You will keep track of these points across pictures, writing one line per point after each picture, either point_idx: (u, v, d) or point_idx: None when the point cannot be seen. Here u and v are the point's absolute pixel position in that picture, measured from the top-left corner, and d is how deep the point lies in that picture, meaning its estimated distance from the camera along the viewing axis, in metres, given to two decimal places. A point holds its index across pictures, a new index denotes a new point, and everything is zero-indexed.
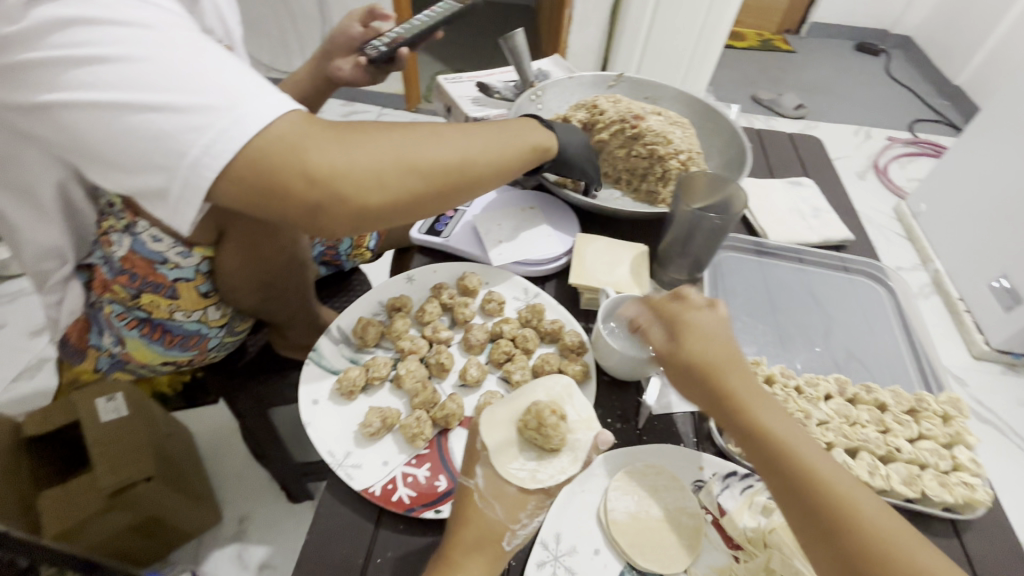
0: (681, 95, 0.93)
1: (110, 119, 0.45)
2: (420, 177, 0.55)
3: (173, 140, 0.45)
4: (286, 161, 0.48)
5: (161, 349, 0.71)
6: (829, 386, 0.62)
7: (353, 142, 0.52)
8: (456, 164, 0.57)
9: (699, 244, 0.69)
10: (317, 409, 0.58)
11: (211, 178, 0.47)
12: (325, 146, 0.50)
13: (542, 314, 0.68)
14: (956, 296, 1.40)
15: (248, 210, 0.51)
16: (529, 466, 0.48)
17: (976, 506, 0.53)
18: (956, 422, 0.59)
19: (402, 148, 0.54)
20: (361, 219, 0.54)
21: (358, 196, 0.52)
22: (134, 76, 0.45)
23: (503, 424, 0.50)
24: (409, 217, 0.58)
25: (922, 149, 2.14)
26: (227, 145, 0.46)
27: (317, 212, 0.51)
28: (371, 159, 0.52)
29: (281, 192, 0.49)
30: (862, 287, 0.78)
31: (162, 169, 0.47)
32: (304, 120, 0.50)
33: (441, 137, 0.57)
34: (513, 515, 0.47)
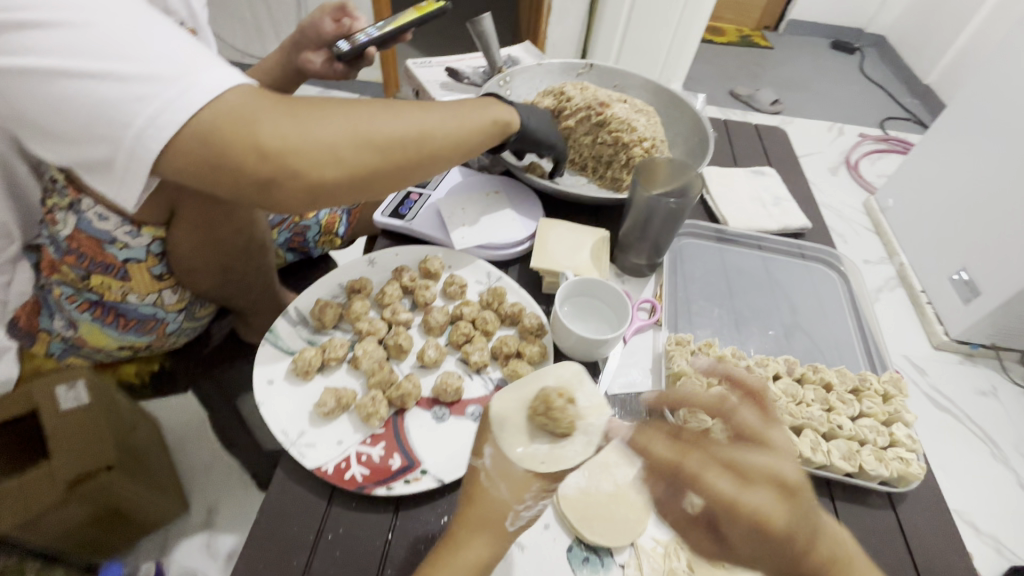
0: (649, 83, 0.94)
1: (51, 87, 0.44)
2: (376, 152, 0.54)
3: (118, 109, 0.44)
4: (235, 132, 0.47)
5: (116, 333, 0.70)
6: (779, 366, 0.63)
7: (307, 115, 0.51)
8: (414, 139, 0.57)
9: (657, 228, 0.70)
10: (272, 390, 0.57)
11: (157, 150, 0.46)
12: (277, 118, 0.49)
13: (503, 297, 0.68)
14: (919, 288, 1.44)
15: (199, 184, 0.49)
16: (543, 449, 0.44)
17: (910, 480, 0.55)
18: (896, 400, 0.61)
19: (358, 122, 0.53)
20: (316, 194, 0.53)
21: (312, 171, 0.51)
22: (76, 42, 0.43)
23: (514, 405, 0.46)
24: (367, 193, 0.57)
25: (892, 146, 2.19)
26: (174, 116, 0.45)
27: (270, 186, 0.50)
28: (326, 133, 0.51)
29: (231, 164, 0.48)
30: (817, 272, 0.80)
31: (106, 140, 0.46)
32: (255, 93, 0.49)
33: (397, 110, 0.56)
34: (518, 496, 0.45)
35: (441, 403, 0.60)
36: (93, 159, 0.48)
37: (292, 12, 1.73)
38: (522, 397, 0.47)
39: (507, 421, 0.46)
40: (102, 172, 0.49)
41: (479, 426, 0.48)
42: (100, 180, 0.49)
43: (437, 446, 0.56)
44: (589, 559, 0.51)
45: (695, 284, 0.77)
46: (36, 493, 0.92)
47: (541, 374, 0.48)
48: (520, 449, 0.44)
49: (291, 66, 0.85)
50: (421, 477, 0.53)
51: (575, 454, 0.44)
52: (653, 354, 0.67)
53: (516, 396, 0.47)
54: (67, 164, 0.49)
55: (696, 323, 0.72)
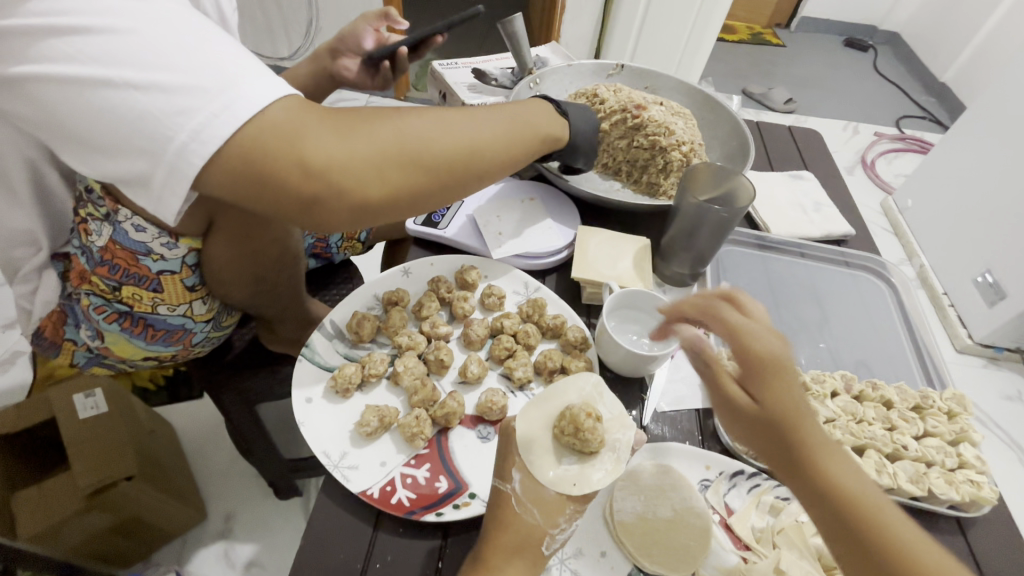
0: (683, 84, 0.91)
1: (90, 96, 0.42)
2: (421, 170, 0.52)
3: (159, 122, 0.42)
4: (280, 149, 0.44)
5: (143, 344, 0.68)
6: (836, 382, 0.61)
7: (351, 130, 0.48)
8: (459, 153, 0.54)
9: (705, 237, 0.68)
10: (312, 409, 0.55)
11: (198, 166, 0.43)
12: (322, 134, 0.46)
13: (544, 309, 0.66)
14: (940, 290, 1.39)
15: (239, 202, 0.47)
16: (572, 471, 0.47)
17: (982, 504, 0.53)
18: (961, 419, 0.58)
19: (403, 136, 0.50)
20: (359, 213, 0.50)
21: (357, 189, 0.48)
22: (121, 51, 0.41)
23: (539, 426, 0.49)
24: (411, 211, 0.55)
25: (909, 145, 2.16)
26: (216, 132, 0.42)
27: (314, 206, 0.48)
28: (372, 149, 0.48)
29: (274, 183, 0.45)
30: (864, 282, 0.77)
31: (144, 154, 0.43)
32: (300, 106, 0.47)
33: (443, 124, 0.54)
34: (552, 519, 0.46)
35: (486, 421, 0.57)
36: (128, 173, 0.45)
37: (303, 12, 1.71)
38: (546, 415, 0.50)
39: (534, 442, 0.49)
40: (138, 188, 0.46)
41: (502, 449, 0.50)
42: (135, 195, 0.47)
43: (484, 469, 0.53)
44: None
45: None
46: (57, 504, 0.89)
47: (564, 391, 0.51)
48: (551, 472, 0.47)
49: (327, 72, 0.81)
50: (470, 502, 0.51)
51: (604, 471, 0.46)
52: None
53: (541, 412, 0.50)
54: (101, 177, 0.47)
55: None
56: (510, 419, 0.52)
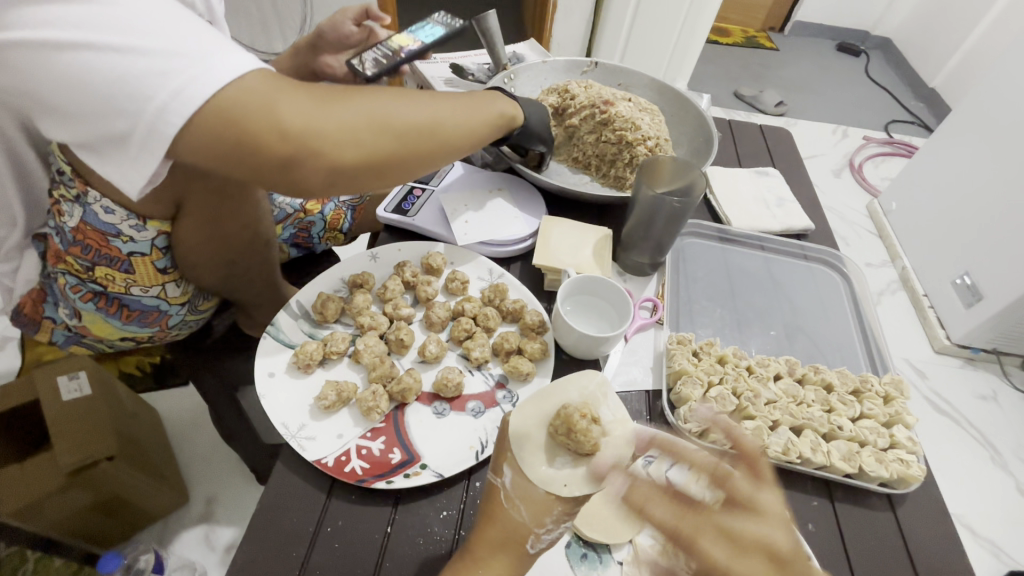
0: (654, 82, 0.94)
1: (65, 65, 0.44)
2: (393, 139, 0.54)
3: (136, 84, 0.44)
4: (256, 112, 0.47)
5: (119, 323, 0.70)
6: (780, 366, 0.64)
7: (325, 99, 0.51)
8: (428, 127, 0.57)
9: (660, 227, 0.70)
10: (274, 382, 0.57)
11: (177, 126, 0.45)
12: (297, 100, 0.49)
13: (505, 294, 0.69)
14: (920, 291, 1.43)
15: (216, 164, 0.49)
16: (564, 471, 0.44)
17: (910, 482, 0.55)
18: (897, 402, 0.61)
19: (375, 107, 0.53)
20: (335, 176, 0.53)
21: (332, 151, 0.51)
22: (97, 20, 0.43)
23: (535, 423, 0.47)
24: (383, 179, 0.57)
25: (896, 149, 2.18)
26: (197, 91, 0.44)
27: (291, 166, 0.50)
28: (346, 116, 0.51)
29: (251, 144, 0.47)
30: (820, 274, 0.80)
31: (123, 115, 0.45)
32: (273, 76, 0.49)
33: (413, 99, 0.57)
34: (539, 520, 0.45)
35: (442, 398, 0.60)
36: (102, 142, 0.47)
37: (298, 7, 1.73)
38: (543, 412, 0.47)
39: (528, 439, 0.46)
40: (115, 152, 0.48)
41: (500, 442, 0.49)
42: (112, 162, 0.49)
43: (437, 442, 0.56)
44: (587, 555, 0.51)
45: (698, 284, 0.77)
46: (38, 481, 0.90)
47: (565, 388, 0.48)
48: (539, 472, 0.45)
49: (309, 67, 0.85)
50: (420, 472, 0.53)
51: (597, 477, 0.44)
52: (655, 353, 0.67)
53: (536, 410, 0.47)
54: (79, 145, 0.49)
55: (697, 323, 0.72)
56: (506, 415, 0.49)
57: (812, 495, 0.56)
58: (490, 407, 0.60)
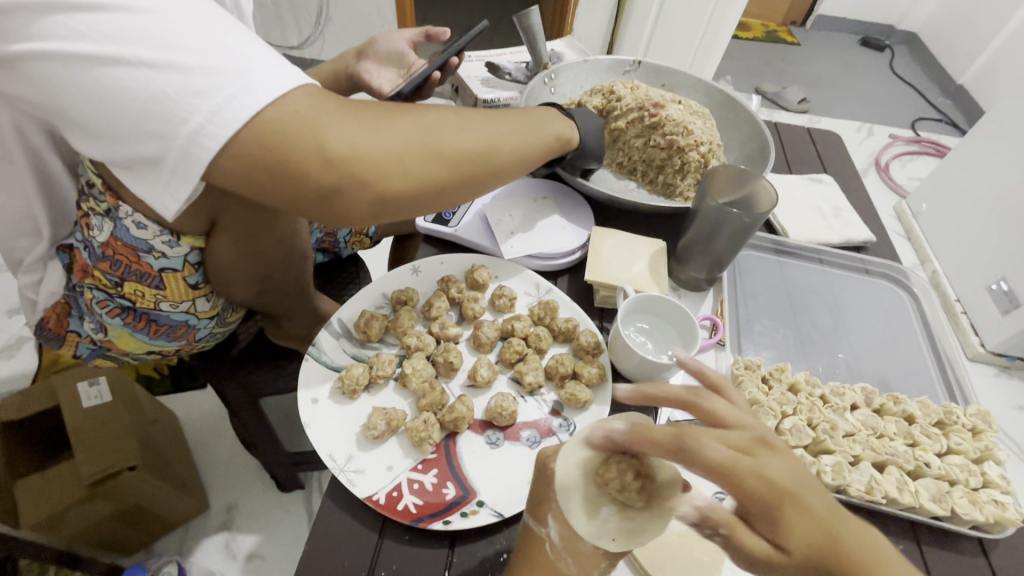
0: (701, 83, 0.89)
1: (97, 78, 0.40)
2: (444, 165, 0.50)
3: (173, 104, 0.40)
4: (300, 138, 0.43)
5: (146, 338, 0.67)
6: (856, 395, 0.59)
7: (374, 122, 0.46)
8: (481, 153, 0.52)
9: (722, 243, 0.66)
10: (317, 409, 0.54)
11: (213, 151, 0.41)
12: (343, 125, 0.44)
13: (556, 312, 0.64)
14: (954, 297, 1.35)
15: (253, 191, 0.45)
16: (611, 525, 0.40)
17: (1005, 525, 0.51)
18: (986, 436, 0.56)
19: (426, 131, 0.49)
20: (378, 207, 0.49)
21: (378, 182, 0.47)
22: (130, 30, 0.39)
23: (579, 470, 0.41)
24: (430, 207, 0.53)
25: (924, 148, 2.12)
26: (237, 113, 0.41)
27: (333, 196, 0.46)
28: (395, 140, 0.47)
29: (294, 172, 0.44)
30: (883, 290, 0.75)
31: (156, 137, 0.41)
32: (318, 96, 0.45)
33: (466, 119, 0.52)
34: (586, 568, 0.42)
35: (494, 426, 0.56)
36: (135, 157, 0.43)
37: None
38: (587, 456, 0.42)
39: (572, 489, 0.41)
40: (145, 172, 0.44)
41: (539, 489, 0.44)
42: (141, 182, 0.45)
43: (493, 475, 0.52)
44: None
45: (756, 300, 0.72)
46: (57, 493, 0.88)
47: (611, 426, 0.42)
48: (585, 525, 0.40)
49: (348, 72, 0.79)
50: (478, 510, 0.49)
51: (647, 534, 0.39)
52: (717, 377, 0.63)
53: (578, 453, 0.42)
54: (108, 163, 0.45)
55: (758, 342, 0.68)
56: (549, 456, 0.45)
57: (898, 539, 0.51)
58: (546, 437, 0.56)
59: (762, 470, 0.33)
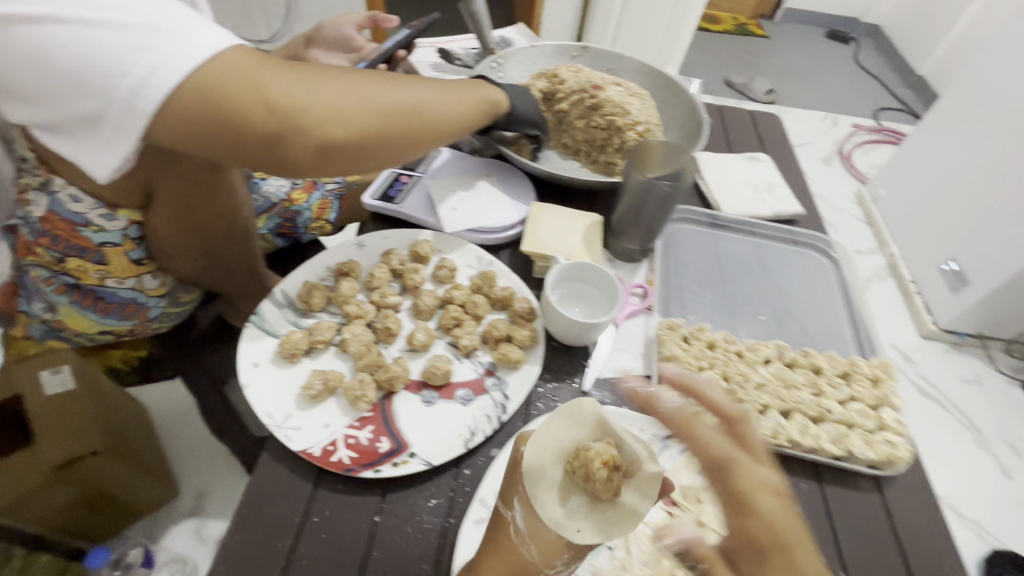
0: (644, 66, 0.93)
1: (37, 36, 0.42)
2: (383, 118, 0.53)
3: (112, 60, 0.42)
4: (241, 86, 0.45)
5: (96, 317, 0.68)
6: (769, 351, 0.64)
7: (311, 76, 0.49)
8: (417, 108, 0.56)
9: (651, 213, 0.70)
10: (258, 372, 0.57)
11: (154, 103, 0.43)
12: (282, 76, 0.47)
13: (494, 281, 0.68)
14: (908, 278, 1.38)
15: (197, 141, 0.47)
16: (578, 514, 0.39)
17: (897, 463, 0.56)
18: (885, 385, 0.61)
19: (363, 86, 0.52)
20: (322, 155, 0.51)
21: (320, 129, 0.49)
22: None
23: (549, 457, 0.41)
24: (372, 161, 0.56)
25: (885, 136, 2.18)
26: (177, 66, 0.43)
27: (277, 143, 0.48)
28: (334, 92, 0.50)
29: (237, 119, 0.46)
30: (808, 258, 0.80)
31: (97, 92, 0.43)
32: (254, 54, 0.47)
33: (401, 80, 0.56)
34: (547, 559, 0.40)
35: (430, 386, 0.59)
36: (77, 116, 0.45)
37: None
38: (557, 445, 0.42)
39: (542, 474, 0.40)
40: (87, 132, 0.46)
41: (509, 473, 0.43)
42: (83, 144, 0.47)
43: (426, 430, 0.55)
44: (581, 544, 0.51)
45: (688, 270, 0.76)
46: (20, 477, 0.87)
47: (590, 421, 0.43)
48: (552, 513, 0.38)
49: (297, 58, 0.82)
50: (409, 460, 0.52)
51: (615, 528, 0.38)
52: (644, 339, 0.66)
53: (551, 441, 0.42)
54: (51, 125, 0.47)
55: (687, 308, 0.72)
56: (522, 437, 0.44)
57: (801, 477, 0.56)
58: (479, 394, 0.59)
59: (766, 508, 0.39)
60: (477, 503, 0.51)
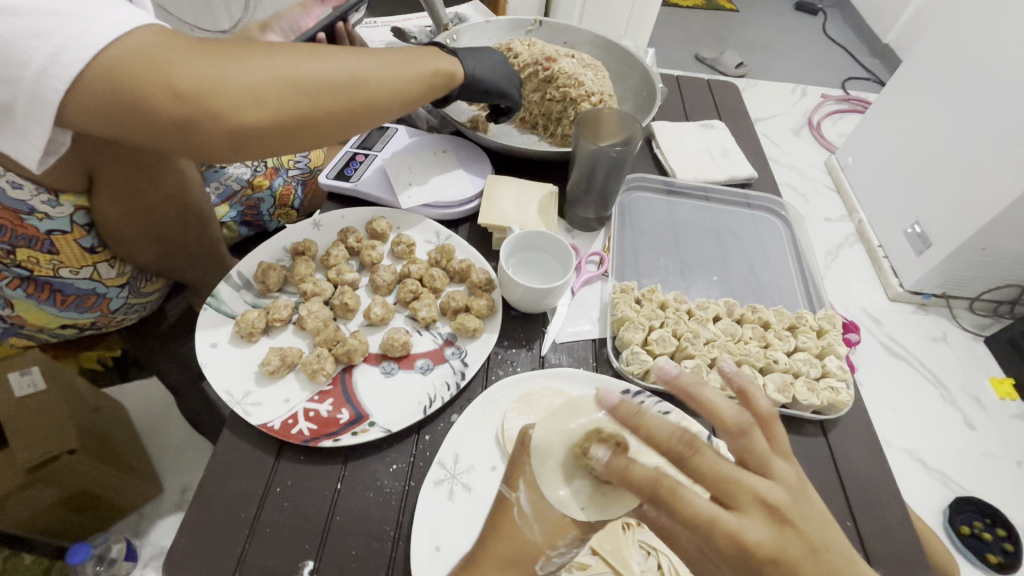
0: (598, 38, 0.93)
1: None
2: (304, 96, 0.52)
3: (13, 47, 0.42)
4: (143, 71, 0.44)
5: (55, 310, 0.67)
6: (719, 308, 0.66)
7: (223, 56, 0.48)
8: (343, 84, 0.54)
9: (602, 179, 0.71)
10: (216, 352, 0.57)
11: (61, 91, 0.43)
12: (189, 58, 0.46)
13: (452, 255, 0.69)
14: (876, 242, 1.37)
15: (108, 129, 0.47)
16: (583, 495, 0.42)
17: (839, 407, 0.59)
18: (829, 335, 0.64)
19: (281, 64, 0.50)
20: (240, 138, 0.50)
21: (234, 112, 0.48)
22: None
23: (558, 439, 0.43)
24: (298, 140, 0.55)
25: (853, 106, 2.21)
26: (78, 52, 0.42)
27: (188, 129, 0.48)
28: (248, 73, 0.48)
29: (144, 106, 0.45)
30: (761, 220, 0.82)
31: (2, 81, 0.43)
32: (166, 34, 0.47)
33: (326, 54, 0.54)
34: (551, 540, 0.43)
35: (390, 357, 0.60)
36: None
37: None
38: (568, 428, 0.44)
39: (550, 454, 0.43)
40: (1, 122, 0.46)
41: (516, 455, 0.46)
42: None
43: (385, 399, 0.56)
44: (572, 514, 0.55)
45: (644, 236, 0.78)
46: None
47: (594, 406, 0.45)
48: (557, 492, 0.42)
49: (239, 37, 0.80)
50: (369, 429, 0.54)
51: (614, 505, 0.41)
52: (601, 304, 0.68)
53: (560, 424, 0.44)
54: None
55: (642, 272, 0.74)
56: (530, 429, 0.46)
57: None
58: (438, 364, 0.60)
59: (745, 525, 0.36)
60: (437, 465, 0.52)
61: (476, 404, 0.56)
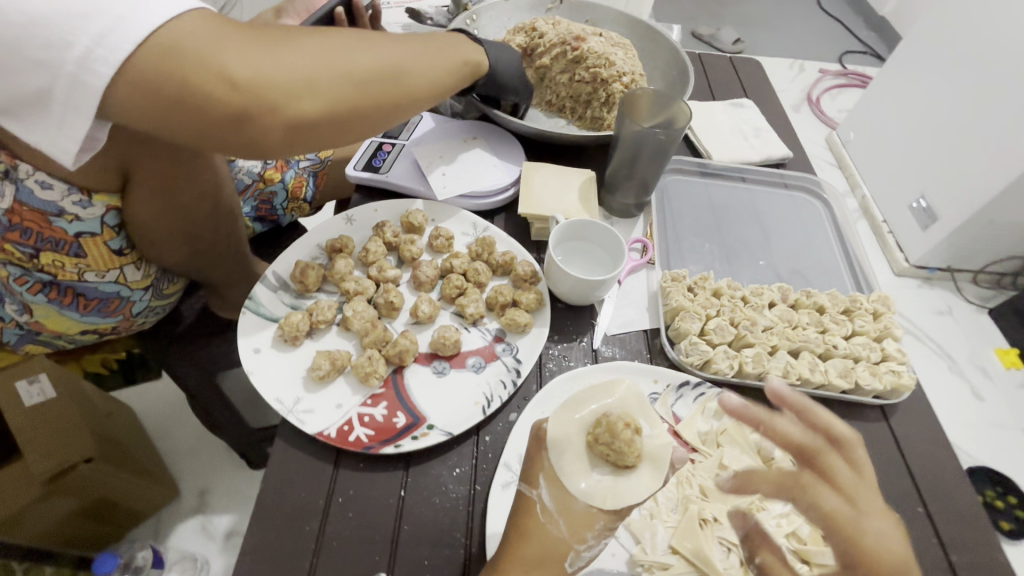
0: (623, 16, 0.90)
1: None
2: (357, 85, 0.49)
3: (56, 28, 0.38)
4: (196, 59, 0.41)
5: (77, 315, 0.64)
6: (773, 294, 0.65)
7: (274, 42, 0.45)
8: (392, 72, 0.51)
9: (644, 166, 0.69)
10: (261, 358, 0.54)
11: (107, 77, 0.40)
12: (241, 46, 0.42)
13: (493, 247, 0.66)
14: (880, 219, 1.28)
15: (156, 124, 0.43)
16: (604, 483, 0.41)
17: (902, 391, 0.58)
18: (886, 317, 0.63)
19: (332, 50, 0.47)
20: (295, 131, 0.47)
21: (290, 103, 0.45)
22: None
23: (574, 429, 0.43)
24: (348, 134, 0.52)
25: (852, 81, 2.18)
26: (126, 35, 0.39)
27: (243, 122, 0.44)
28: (301, 61, 0.45)
29: (198, 97, 0.41)
30: (800, 201, 0.80)
31: (43, 66, 0.40)
32: (215, 19, 0.43)
33: (371, 41, 0.51)
34: (579, 534, 0.42)
35: (440, 357, 0.58)
36: (26, 93, 0.41)
37: None
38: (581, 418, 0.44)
39: (566, 447, 0.43)
40: (40, 110, 0.42)
41: (533, 451, 0.45)
42: (34, 125, 0.43)
43: (441, 401, 0.54)
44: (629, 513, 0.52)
45: (684, 220, 0.76)
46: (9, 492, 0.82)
47: (601, 393, 0.45)
48: (575, 485, 0.41)
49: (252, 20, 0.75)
50: (429, 432, 0.52)
51: (638, 490, 0.41)
52: (648, 294, 0.66)
53: (571, 417, 0.44)
54: None
55: (686, 258, 0.72)
56: (541, 427, 0.46)
57: None
58: (491, 361, 0.58)
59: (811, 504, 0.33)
60: (503, 467, 0.50)
61: (534, 404, 0.54)
